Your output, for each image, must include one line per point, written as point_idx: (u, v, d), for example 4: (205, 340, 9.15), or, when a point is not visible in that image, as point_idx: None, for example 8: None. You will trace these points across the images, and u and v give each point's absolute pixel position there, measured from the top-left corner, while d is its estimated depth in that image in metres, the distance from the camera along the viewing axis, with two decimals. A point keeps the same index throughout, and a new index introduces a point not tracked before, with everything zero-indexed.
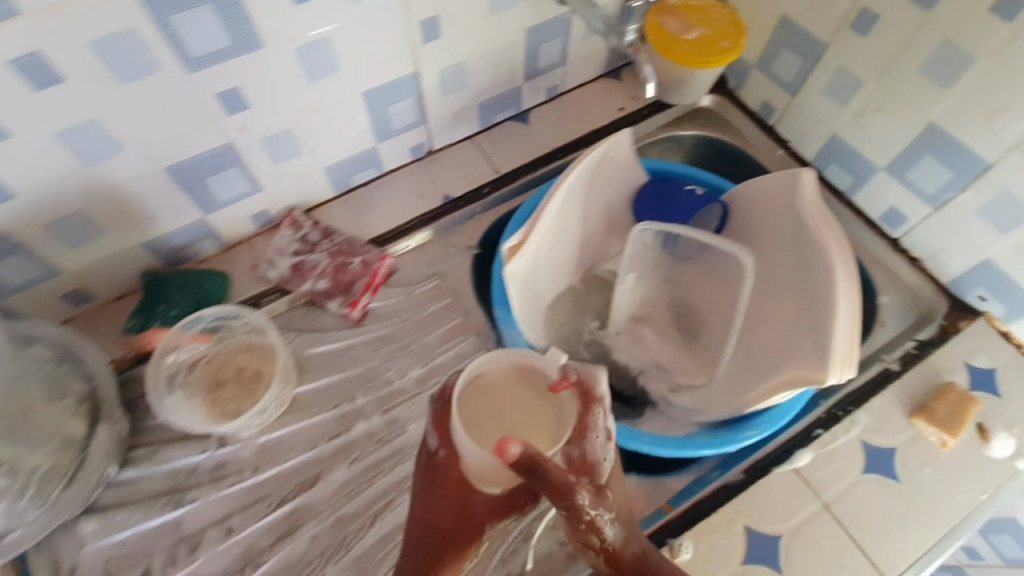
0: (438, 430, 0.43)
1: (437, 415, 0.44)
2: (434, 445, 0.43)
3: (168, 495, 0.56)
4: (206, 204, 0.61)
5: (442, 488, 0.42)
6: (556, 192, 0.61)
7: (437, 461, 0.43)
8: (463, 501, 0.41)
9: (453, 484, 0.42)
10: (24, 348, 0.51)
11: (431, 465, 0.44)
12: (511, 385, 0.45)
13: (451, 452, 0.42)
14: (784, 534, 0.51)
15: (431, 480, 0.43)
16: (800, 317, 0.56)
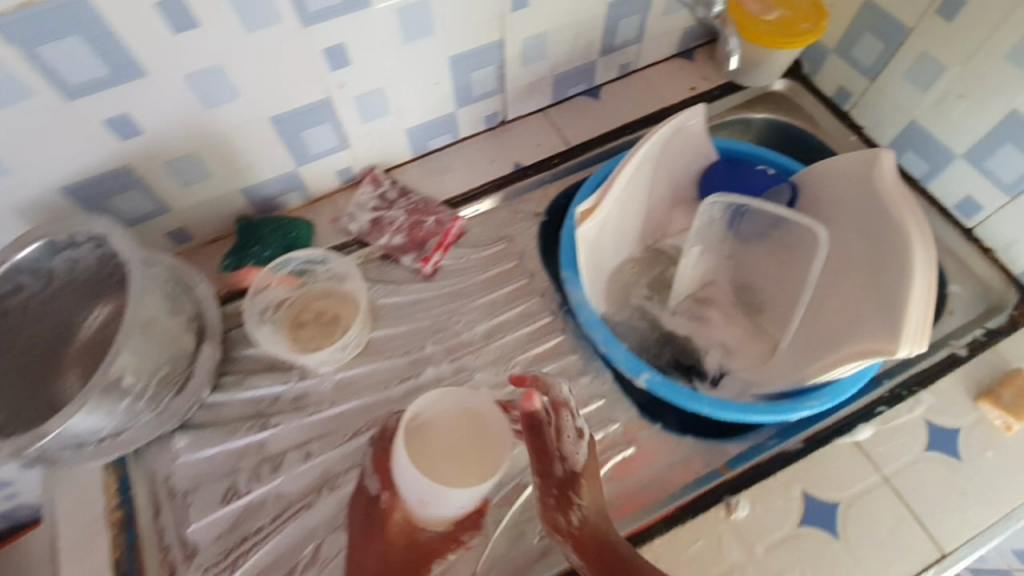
0: (378, 476, 0.57)
1: (377, 457, 0.58)
2: (372, 491, 0.57)
3: (254, 419, 0.61)
4: (300, 156, 0.65)
5: (379, 529, 0.56)
6: (630, 161, 0.63)
7: (375, 503, 0.57)
8: (399, 536, 0.55)
9: (390, 524, 0.55)
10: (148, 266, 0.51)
11: (365, 508, 0.57)
12: (455, 424, 0.55)
13: (390, 495, 0.56)
14: (841, 502, 0.52)
15: (367, 521, 0.56)
16: (869, 293, 0.56)
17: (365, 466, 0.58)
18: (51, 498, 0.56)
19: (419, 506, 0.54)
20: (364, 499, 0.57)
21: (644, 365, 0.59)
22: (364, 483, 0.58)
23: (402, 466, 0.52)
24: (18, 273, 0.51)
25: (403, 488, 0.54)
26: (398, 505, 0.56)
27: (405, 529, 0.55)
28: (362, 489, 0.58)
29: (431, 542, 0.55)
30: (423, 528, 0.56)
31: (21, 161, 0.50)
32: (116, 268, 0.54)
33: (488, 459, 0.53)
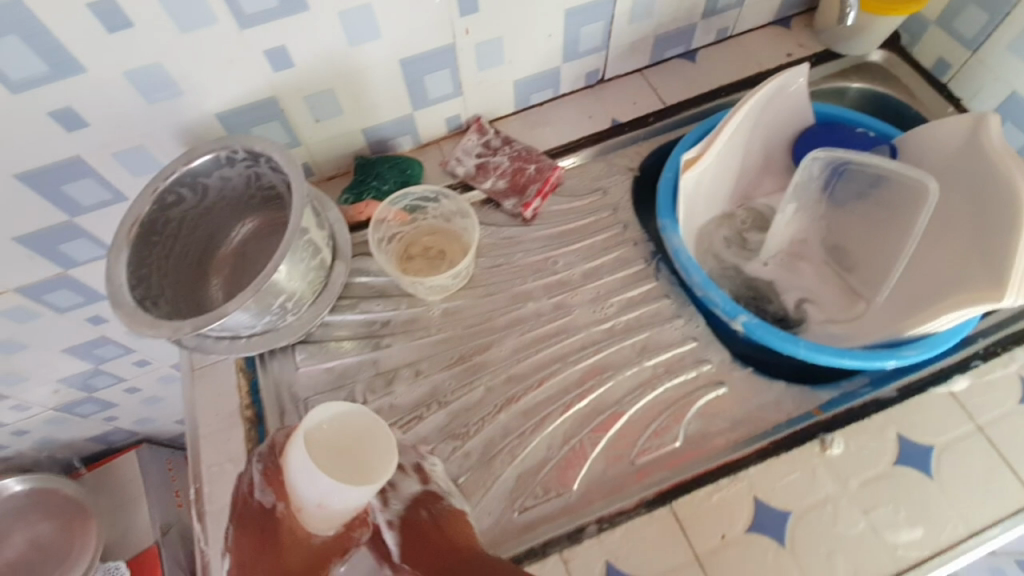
0: (273, 486, 0.47)
1: (269, 470, 0.48)
2: (265, 503, 0.46)
3: (367, 339, 0.67)
4: (418, 101, 0.70)
5: (271, 544, 0.44)
6: (734, 116, 0.65)
7: (272, 518, 0.45)
8: (295, 551, 0.43)
9: (286, 539, 0.44)
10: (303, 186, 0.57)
11: (254, 525, 0.45)
12: (343, 432, 0.48)
13: (287, 504, 0.46)
14: (936, 446, 0.54)
15: (253, 536, 0.44)
16: (974, 250, 0.57)
17: (254, 480, 0.48)
18: (193, 392, 0.63)
19: (314, 514, 0.44)
20: (252, 512, 0.46)
21: (741, 309, 0.61)
22: (253, 497, 0.46)
23: (301, 464, 0.44)
24: (181, 185, 0.57)
25: (297, 497, 0.44)
26: (293, 513, 0.45)
27: (300, 542, 0.44)
28: (249, 504, 0.46)
29: (322, 551, 0.44)
30: (316, 534, 0.44)
31: (193, 84, 0.56)
32: (262, 185, 0.61)
33: (376, 463, 0.46)
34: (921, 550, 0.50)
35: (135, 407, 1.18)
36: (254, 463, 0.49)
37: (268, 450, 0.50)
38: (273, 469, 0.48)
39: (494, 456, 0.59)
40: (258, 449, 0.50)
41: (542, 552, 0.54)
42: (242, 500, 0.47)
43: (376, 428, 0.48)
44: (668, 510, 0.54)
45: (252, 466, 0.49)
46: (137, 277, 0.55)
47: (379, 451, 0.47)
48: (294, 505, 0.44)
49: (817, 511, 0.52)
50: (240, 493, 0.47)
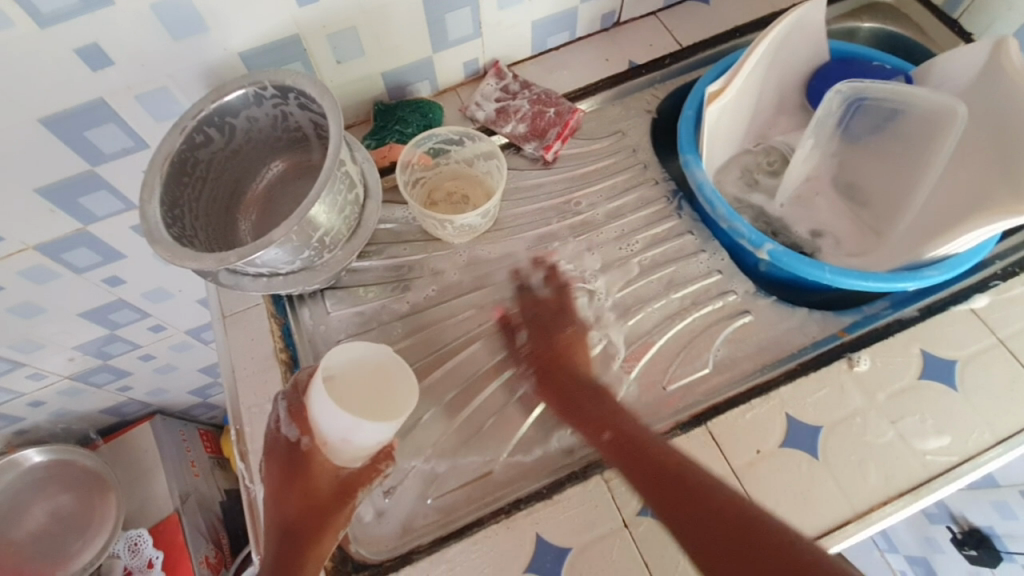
0: (297, 423, 0.52)
1: (293, 405, 0.52)
2: (291, 437, 0.52)
3: (396, 282, 0.67)
4: (439, 42, 0.69)
5: (300, 474, 0.50)
6: (756, 49, 0.66)
7: (299, 451, 0.51)
8: (324, 480, 0.51)
9: (313, 471, 0.51)
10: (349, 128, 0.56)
11: (281, 455, 0.52)
12: (363, 372, 0.51)
13: (311, 438, 0.51)
14: (959, 359, 0.56)
15: (283, 469, 0.51)
16: (995, 170, 0.59)
17: (280, 415, 0.52)
18: (226, 337, 0.64)
19: (337, 447, 0.50)
20: (279, 447, 0.52)
21: (766, 238, 0.62)
22: (280, 432, 0.52)
23: (321, 406, 0.48)
24: (209, 125, 0.57)
25: (322, 430, 0.50)
26: (318, 447, 0.51)
27: (327, 471, 0.51)
28: (277, 437, 0.52)
29: (351, 480, 0.52)
30: (341, 466, 0.51)
31: (219, 21, 0.56)
32: (288, 126, 0.62)
33: (401, 402, 0.50)
34: (950, 456, 0.52)
35: (148, 377, 1.15)
36: (279, 400, 0.53)
37: (292, 387, 0.53)
38: (297, 406, 0.52)
39: (527, 389, 0.61)
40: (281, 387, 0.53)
41: (583, 474, 0.55)
42: (270, 435, 0.52)
43: (400, 371, 0.52)
44: (705, 429, 0.55)
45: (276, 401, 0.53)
46: (172, 216, 0.55)
47: (401, 395, 0.51)
48: (320, 441, 0.50)
49: (848, 424, 0.54)
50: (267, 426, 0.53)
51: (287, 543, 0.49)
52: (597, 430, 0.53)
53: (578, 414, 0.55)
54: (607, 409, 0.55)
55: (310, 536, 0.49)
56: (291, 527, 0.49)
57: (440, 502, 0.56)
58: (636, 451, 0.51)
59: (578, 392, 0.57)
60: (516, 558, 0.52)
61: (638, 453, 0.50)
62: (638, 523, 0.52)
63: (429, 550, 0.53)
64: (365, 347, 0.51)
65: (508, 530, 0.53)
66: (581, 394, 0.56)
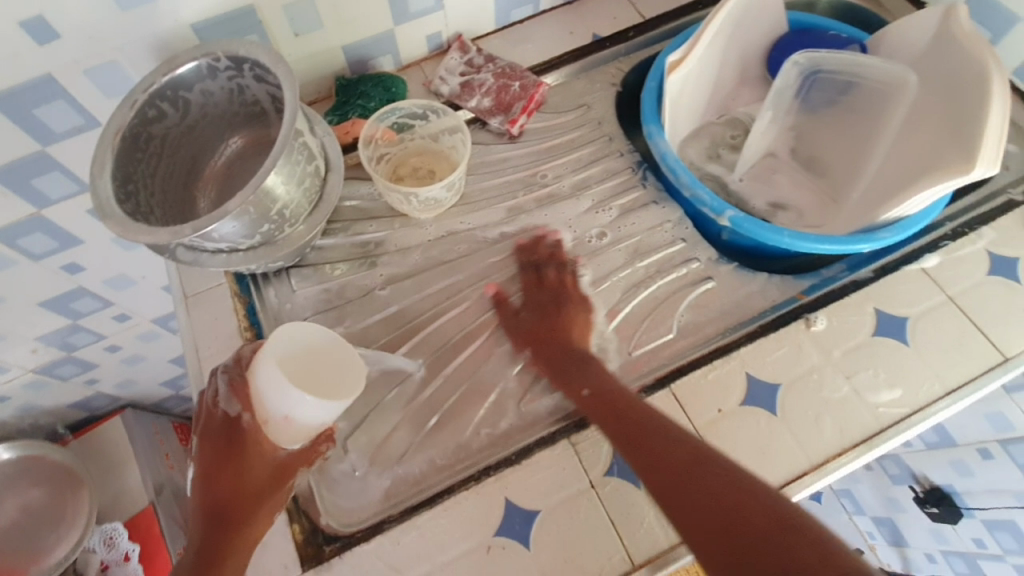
0: (238, 399, 0.53)
1: (234, 382, 0.53)
2: (231, 413, 0.53)
3: (363, 259, 0.67)
4: (399, 13, 0.68)
5: (233, 449, 0.51)
6: (716, 16, 0.66)
7: (239, 428, 0.52)
8: (259, 459, 0.51)
9: (249, 450, 0.51)
10: (313, 126, 0.59)
11: (217, 429, 0.52)
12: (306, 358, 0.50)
13: (251, 415, 0.52)
14: (911, 317, 0.58)
15: (218, 445, 0.52)
16: (946, 131, 0.60)
17: (219, 391, 0.53)
18: (189, 317, 0.63)
19: (282, 425, 0.50)
20: (216, 421, 0.53)
21: (727, 205, 0.63)
22: (218, 408, 0.53)
23: (269, 381, 0.48)
24: (161, 99, 0.55)
25: (266, 408, 0.49)
26: (259, 424, 0.51)
27: (262, 451, 0.52)
28: (214, 413, 0.53)
29: (288, 462, 0.53)
30: (279, 448, 0.52)
31: None
32: (245, 100, 0.60)
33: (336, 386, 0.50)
34: (901, 408, 0.54)
35: (115, 369, 1.12)
36: (219, 376, 0.54)
37: (234, 362, 0.54)
38: (238, 384, 0.53)
39: (496, 360, 0.61)
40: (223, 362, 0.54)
41: (551, 439, 0.56)
42: (209, 411, 0.53)
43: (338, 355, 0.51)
44: (669, 391, 0.57)
45: (217, 376, 0.54)
46: (125, 193, 0.54)
47: (346, 379, 0.50)
48: (260, 418, 0.51)
49: (805, 380, 0.56)
50: (205, 402, 0.54)
51: (211, 525, 0.49)
52: (578, 387, 0.54)
53: (562, 372, 0.57)
54: (594, 370, 0.55)
55: (238, 519, 0.50)
56: (223, 512, 0.50)
57: (409, 472, 0.56)
58: (617, 408, 0.51)
59: (572, 359, 0.57)
60: (486, 523, 0.53)
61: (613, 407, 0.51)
62: (605, 484, 0.53)
63: (401, 519, 0.53)
64: (309, 330, 0.51)
65: (477, 497, 0.54)
66: (573, 360, 0.57)
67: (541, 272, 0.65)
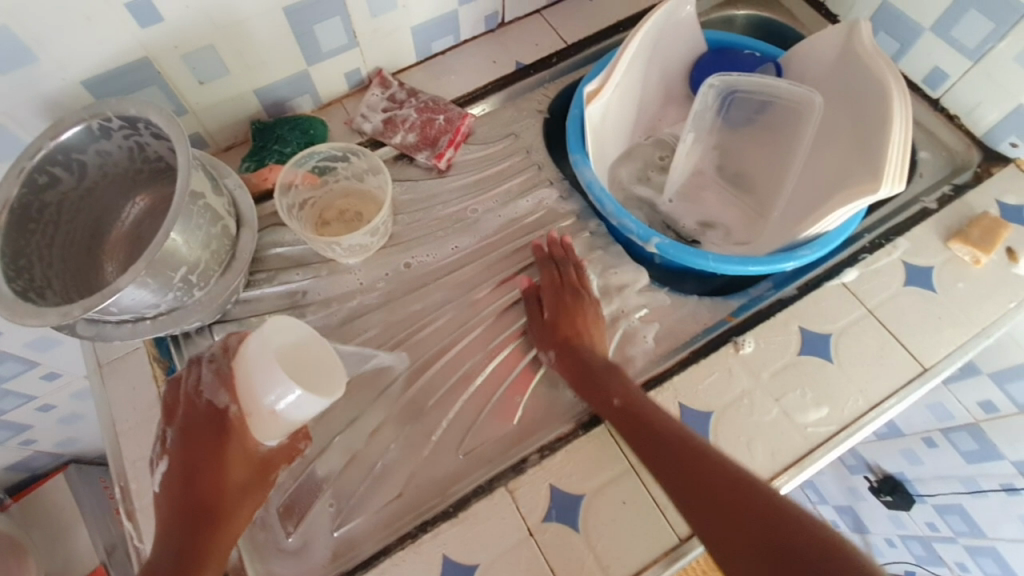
0: (224, 390, 0.50)
1: (221, 371, 0.50)
2: (218, 404, 0.49)
3: (289, 310, 0.64)
4: (312, 54, 0.67)
5: (219, 444, 0.49)
6: (630, 44, 0.66)
7: (223, 419, 0.49)
8: (242, 457, 0.49)
9: (231, 444, 0.49)
10: (216, 181, 0.56)
11: (200, 420, 0.50)
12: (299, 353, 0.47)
13: (240, 408, 0.49)
14: (834, 333, 0.60)
15: (203, 438, 0.49)
16: (855, 148, 0.62)
17: (203, 380, 0.50)
18: (105, 388, 0.60)
19: (267, 421, 0.48)
20: (200, 411, 0.50)
21: (653, 232, 0.63)
22: (202, 397, 0.50)
23: (257, 370, 0.46)
24: (51, 164, 0.52)
25: (255, 401, 0.47)
26: (246, 419, 0.49)
27: (246, 449, 0.50)
28: (197, 403, 0.50)
29: (269, 459, 0.51)
30: (264, 444, 0.50)
31: (49, 49, 0.52)
32: (147, 156, 0.57)
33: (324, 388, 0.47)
34: (829, 426, 0.56)
35: (52, 429, 1.05)
36: (203, 365, 0.51)
37: (222, 351, 0.51)
38: (227, 374, 0.49)
39: (434, 404, 0.60)
40: (210, 351, 0.51)
41: (488, 487, 0.55)
42: (191, 400, 0.50)
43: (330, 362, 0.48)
44: (605, 427, 0.57)
45: (202, 364, 0.51)
46: (16, 269, 0.51)
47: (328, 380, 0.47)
48: (247, 412, 0.48)
49: (736, 406, 0.57)
50: (187, 390, 0.51)
51: (189, 523, 0.47)
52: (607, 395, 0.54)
53: (582, 381, 0.56)
54: (619, 378, 0.55)
55: (220, 515, 0.48)
56: (204, 507, 0.48)
57: (347, 533, 0.54)
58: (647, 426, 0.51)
59: (596, 364, 0.56)
60: None
61: (640, 423, 0.52)
62: (544, 530, 0.53)
63: None
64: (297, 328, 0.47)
65: (416, 555, 0.53)
66: (597, 366, 0.56)
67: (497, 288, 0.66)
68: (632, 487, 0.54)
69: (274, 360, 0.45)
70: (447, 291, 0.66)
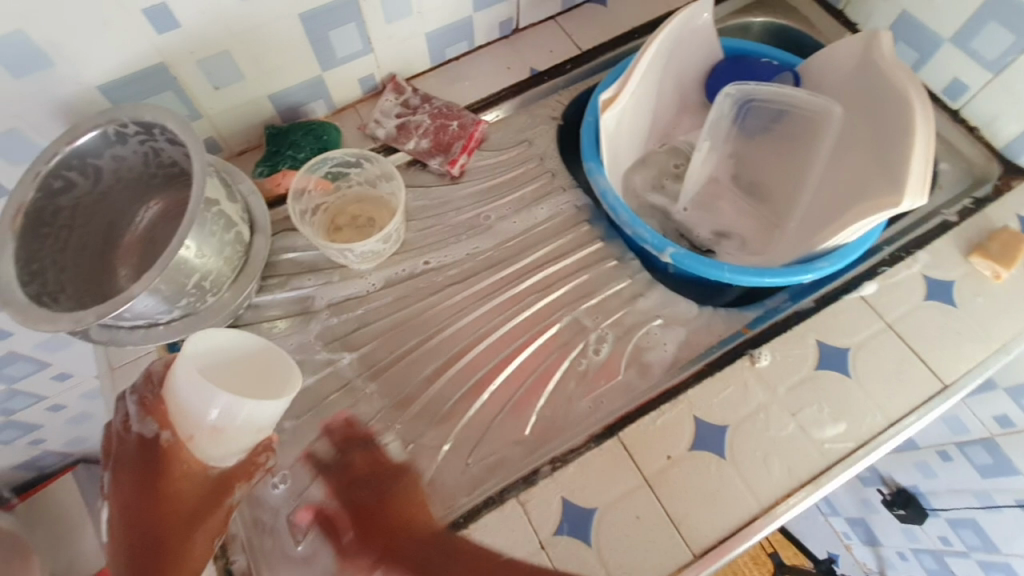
0: (152, 418, 0.53)
1: (149, 401, 0.53)
2: (148, 433, 0.53)
3: (301, 316, 0.64)
4: (327, 59, 0.66)
5: (158, 470, 0.51)
6: (646, 52, 0.65)
7: (155, 446, 0.52)
8: (187, 478, 0.52)
9: (173, 467, 0.52)
10: (230, 187, 0.56)
11: (134, 454, 0.52)
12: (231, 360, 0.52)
13: (172, 433, 0.52)
14: (852, 347, 0.59)
15: (142, 469, 0.52)
16: (874, 159, 0.61)
17: (131, 413, 0.53)
18: (116, 391, 0.60)
19: (208, 437, 0.50)
20: (128, 447, 0.52)
21: (668, 242, 0.62)
22: (131, 430, 0.53)
23: (193, 388, 0.49)
24: (67, 168, 0.52)
25: (191, 421, 0.50)
26: (180, 441, 0.51)
27: (190, 472, 0.52)
28: (128, 438, 0.53)
29: (223, 478, 0.53)
30: (210, 465, 0.52)
31: (65, 54, 0.52)
32: (162, 161, 0.57)
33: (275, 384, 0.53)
34: (846, 442, 0.55)
35: (62, 429, 1.05)
36: (129, 400, 0.54)
37: (144, 381, 0.54)
38: (152, 402, 0.53)
39: (445, 413, 0.60)
40: (132, 386, 0.54)
41: (499, 498, 0.54)
42: (120, 437, 0.53)
43: (272, 361, 0.53)
44: (617, 439, 0.56)
45: (128, 398, 0.54)
46: (30, 273, 0.51)
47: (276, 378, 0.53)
48: (184, 436, 0.51)
49: (752, 420, 0.56)
50: (115, 430, 0.53)
51: (137, 555, 0.49)
52: None
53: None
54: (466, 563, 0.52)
55: (173, 544, 0.50)
56: (155, 536, 0.50)
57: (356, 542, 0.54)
58: None
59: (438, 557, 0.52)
60: None
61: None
62: (555, 543, 0.52)
63: None
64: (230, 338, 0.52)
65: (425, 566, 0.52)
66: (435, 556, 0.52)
67: (509, 298, 0.65)
68: (646, 502, 0.53)
69: (197, 373, 0.49)
70: (459, 298, 0.65)
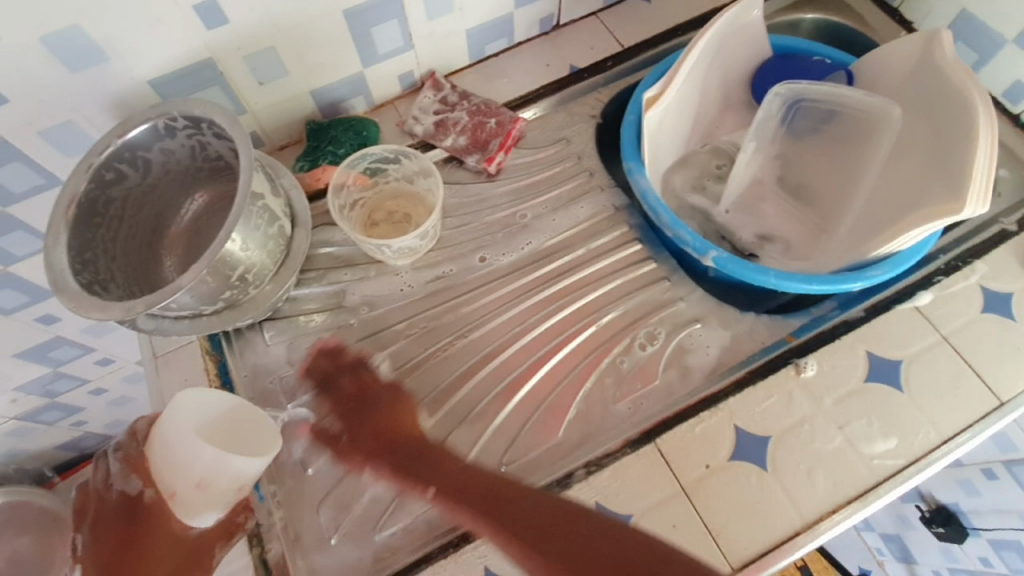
0: (136, 476, 0.55)
1: (136, 456, 0.56)
2: (134, 490, 0.55)
3: (337, 310, 0.64)
4: (368, 55, 0.67)
5: (141, 529, 0.53)
6: (692, 49, 0.64)
7: (137, 502, 0.54)
8: (168, 537, 0.52)
9: (155, 528, 0.52)
10: (274, 181, 0.56)
11: (116, 509, 0.54)
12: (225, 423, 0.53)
13: (154, 490, 0.54)
14: (904, 359, 0.56)
15: (117, 526, 0.53)
16: (933, 164, 0.58)
17: (112, 471, 0.56)
18: (159, 378, 0.61)
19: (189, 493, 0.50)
20: (111, 503, 0.55)
21: (710, 245, 0.60)
22: (112, 488, 0.55)
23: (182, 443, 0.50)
24: (119, 160, 0.53)
25: (170, 478, 0.51)
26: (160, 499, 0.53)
27: (172, 531, 0.53)
28: (110, 493, 0.55)
29: (202, 540, 0.53)
30: (190, 526, 0.52)
31: (119, 48, 0.53)
32: (208, 155, 0.58)
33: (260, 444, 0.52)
34: (895, 458, 0.53)
35: (102, 411, 1.08)
36: (112, 458, 0.57)
37: (128, 438, 0.57)
38: (137, 460, 0.56)
39: (477, 413, 0.59)
40: (119, 440, 0.57)
41: None
42: (101, 493, 0.56)
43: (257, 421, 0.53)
44: (654, 446, 0.55)
45: (112, 456, 0.57)
46: (82, 262, 0.52)
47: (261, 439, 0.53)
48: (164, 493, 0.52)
49: (795, 432, 0.54)
50: (98, 486, 0.56)
51: None
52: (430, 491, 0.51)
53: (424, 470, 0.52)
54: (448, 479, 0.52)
55: None
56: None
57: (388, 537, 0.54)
58: None
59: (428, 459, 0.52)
60: None
61: None
62: None
63: None
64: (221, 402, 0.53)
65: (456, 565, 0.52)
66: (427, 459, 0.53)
67: (544, 298, 0.64)
68: (682, 511, 0.52)
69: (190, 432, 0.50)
70: (494, 297, 0.65)
